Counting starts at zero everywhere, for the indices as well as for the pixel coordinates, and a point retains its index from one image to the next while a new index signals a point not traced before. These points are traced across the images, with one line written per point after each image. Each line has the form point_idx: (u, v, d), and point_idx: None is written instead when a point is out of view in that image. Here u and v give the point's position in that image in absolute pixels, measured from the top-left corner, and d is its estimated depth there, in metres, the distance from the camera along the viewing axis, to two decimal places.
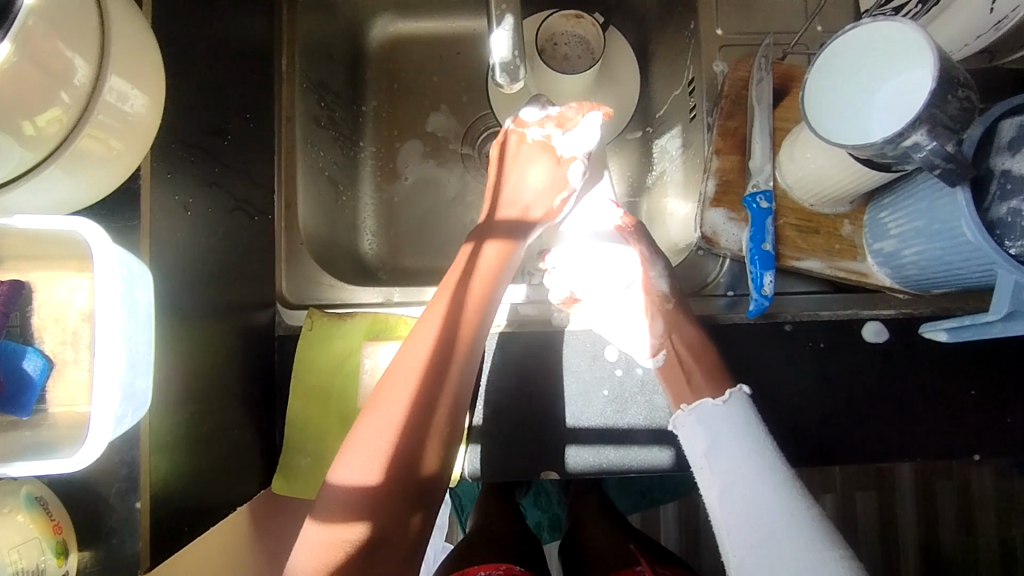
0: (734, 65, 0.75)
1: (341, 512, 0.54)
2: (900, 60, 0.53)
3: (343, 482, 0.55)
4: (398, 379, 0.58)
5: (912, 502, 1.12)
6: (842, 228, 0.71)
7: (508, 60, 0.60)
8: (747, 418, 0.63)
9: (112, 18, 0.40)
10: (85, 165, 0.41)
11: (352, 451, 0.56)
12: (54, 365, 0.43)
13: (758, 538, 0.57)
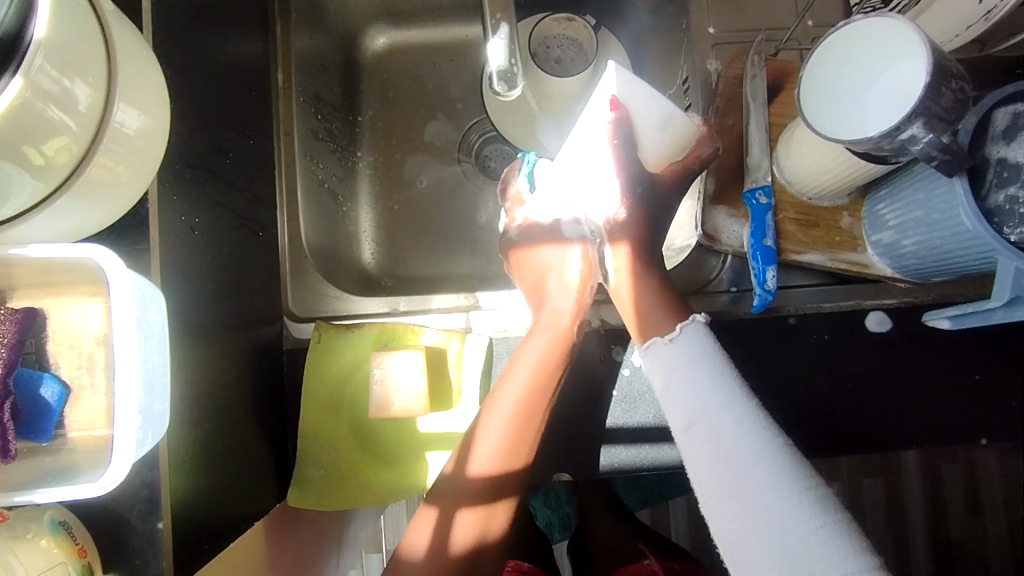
0: (728, 62, 0.76)
1: (469, 498, 0.63)
2: (893, 55, 0.54)
3: (472, 472, 0.63)
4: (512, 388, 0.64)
5: (919, 486, 1.13)
6: (842, 221, 0.71)
7: (503, 68, 0.60)
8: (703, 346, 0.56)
9: (116, 44, 0.40)
10: (97, 191, 0.42)
11: (483, 448, 0.63)
12: (71, 391, 0.43)
13: (722, 474, 0.52)
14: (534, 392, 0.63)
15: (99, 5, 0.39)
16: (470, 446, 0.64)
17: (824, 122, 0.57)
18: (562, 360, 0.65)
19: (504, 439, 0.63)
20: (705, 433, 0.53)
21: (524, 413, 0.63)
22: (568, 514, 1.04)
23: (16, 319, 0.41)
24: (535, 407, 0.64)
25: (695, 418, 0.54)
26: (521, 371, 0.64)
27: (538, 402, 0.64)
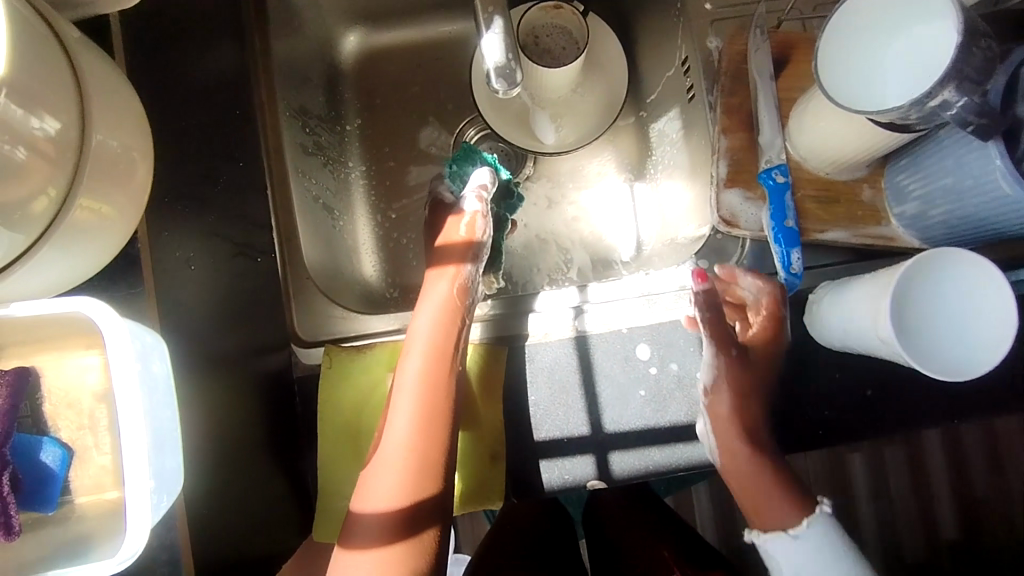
0: (729, 39, 0.72)
1: (373, 538, 0.54)
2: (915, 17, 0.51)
3: (368, 512, 0.55)
4: (395, 415, 0.59)
5: (946, 454, 1.11)
6: (863, 193, 0.69)
7: (503, 64, 0.56)
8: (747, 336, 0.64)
9: (86, 75, 0.37)
10: (83, 236, 0.38)
11: (374, 479, 0.56)
12: (75, 453, 0.40)
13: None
14: (425, 404, 0.59)
15: (64, 35, 0.37)
16: (371, 478, 0.56)
17: (905, 292, 0.55)
18: (438, 391, 0.60)
19: (407, 470, 0.56)
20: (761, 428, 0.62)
21: (392, 440, 0.58)
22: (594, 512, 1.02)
23: (8, 380, 0.38)
24: (434, 434, 0.58)
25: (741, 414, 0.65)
26: (399, 402, 0.59)
27: (416, 430, 0.58)
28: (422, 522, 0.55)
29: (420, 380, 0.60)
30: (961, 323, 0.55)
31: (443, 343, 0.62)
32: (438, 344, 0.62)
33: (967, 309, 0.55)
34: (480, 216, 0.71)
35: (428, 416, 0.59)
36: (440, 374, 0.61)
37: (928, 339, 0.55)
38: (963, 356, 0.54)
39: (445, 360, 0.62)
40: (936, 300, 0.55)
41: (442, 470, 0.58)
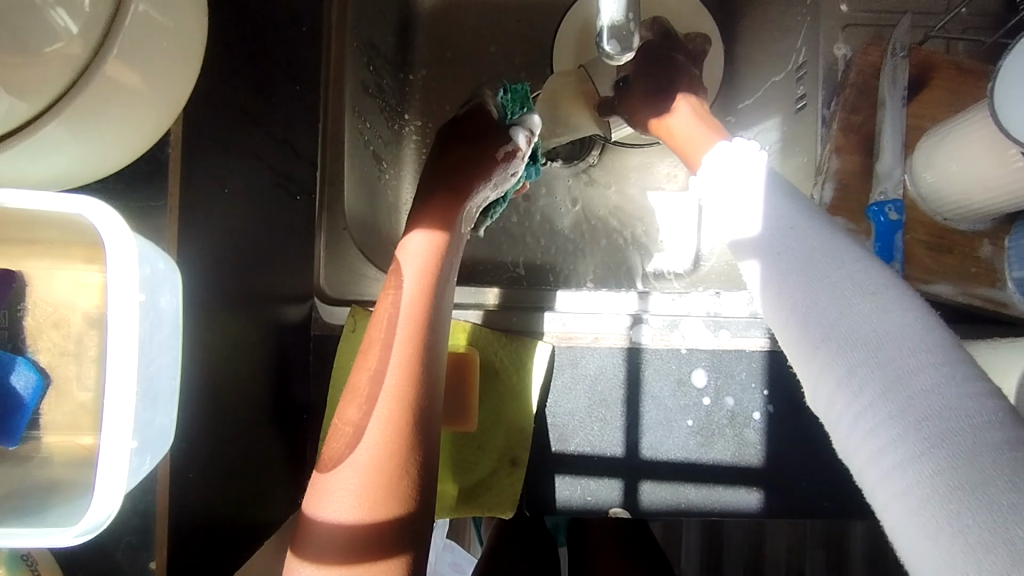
0: (863, 48, 0.64)
1: (330, 556, 0.44)
2: None
3: (322, 522, 0.45)
4: (358, 409, 0.48)
5: None
6: (980, 249, 0.60)
7: (620, 23, 0.47)
8: (810, 255, 0.45)
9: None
10: (101, 118, 0.31)
11: (335, 481, 0.46)
12: (52, 381, 0.33)
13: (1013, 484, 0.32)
14: (395, 394, 0.48)
15: None
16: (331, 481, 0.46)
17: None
18: (412, 382, 0.49)
19: (372, 474, 0.46)
20: (801, 302, 0.44)
21: (349, 425, 0.48)
22: None
23: None
24: (410, 431, 0.48)
25: (797, 297, 0.44)
26: (362, 394, 0.49)
27: (383, 424, 0.47)
28: (396, 542, 0.46)
29: (391, 370, 0.49)
30: None
31: (416, 324, 0.51)
32: (414, 326, 0.51)
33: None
34: (519, 153, 0.65)
35: (399, 413, 0.48)
36: (414, 365, 0.50)
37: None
38: None
39: (421, 346, 0.51)
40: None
41: (416, 474, 0.48)
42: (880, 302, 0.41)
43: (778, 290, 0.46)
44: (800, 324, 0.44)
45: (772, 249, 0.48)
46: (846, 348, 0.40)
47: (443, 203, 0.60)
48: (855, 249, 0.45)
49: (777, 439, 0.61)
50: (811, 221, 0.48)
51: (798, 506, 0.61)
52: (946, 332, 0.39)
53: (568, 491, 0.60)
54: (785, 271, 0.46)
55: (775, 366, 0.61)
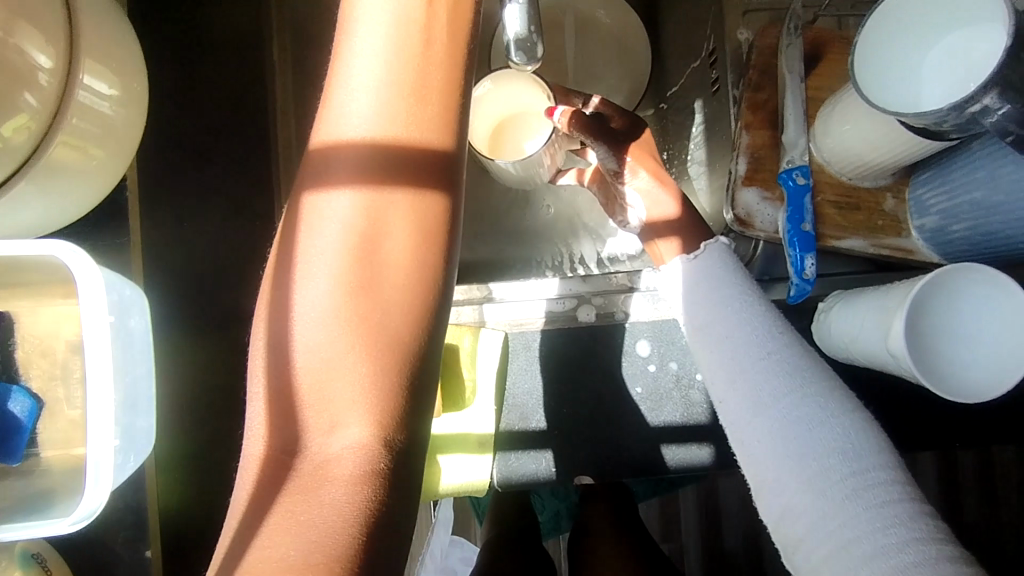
0: (760, 31, 0.69)
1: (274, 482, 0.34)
2: (941, 25, 0.51)
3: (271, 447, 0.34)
4: (275, 350, 0.35)
5: None
6: (885, 202, 0.66)
7: (523, 36, 0.52)
8: (757, 343, 0.49)
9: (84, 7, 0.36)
10: (60, 175, 0.37)
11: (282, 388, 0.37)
12: (45, 403, 0.39)
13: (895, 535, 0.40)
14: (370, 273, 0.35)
15: None
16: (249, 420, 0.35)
17: (922, 306, 0.52)
18: (361, 332, 0.34)
19: (344, 379, 0.34)
20: (741, 385, 0.48)
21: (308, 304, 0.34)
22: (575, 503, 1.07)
23: None
24: (384, 323, 0.35)
25: (733, 378, 0.49)
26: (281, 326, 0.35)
27: (352, 305, 0.35)
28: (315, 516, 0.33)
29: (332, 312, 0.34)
30: (970, 345, 0.53)
31: (364, 246, 0.35)
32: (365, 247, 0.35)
33: (997, 337, 0.52)
34: None
35: (370, 294, 0.35)
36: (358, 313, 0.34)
37: (941, 354, 0.53)
38: (966, 381, 0.53)
39: (377, 280, 0.35)
40: (956, 316, 0.53)
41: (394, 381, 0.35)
42: (820, 398, 0.46)
43: (718, 367, 0.50)
44: (732, 399, 0.49)
45: (711, 330, 0.51)
46: (779, 435, 0.45)
47: (432, 110, 0.35)
48: (795, 338, 0.50)
49: None
50: (757, 307, 0.51)
51: None
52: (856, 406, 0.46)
53: (533, 464, 0.66)
54: (727, 355, 0.49)
55: None
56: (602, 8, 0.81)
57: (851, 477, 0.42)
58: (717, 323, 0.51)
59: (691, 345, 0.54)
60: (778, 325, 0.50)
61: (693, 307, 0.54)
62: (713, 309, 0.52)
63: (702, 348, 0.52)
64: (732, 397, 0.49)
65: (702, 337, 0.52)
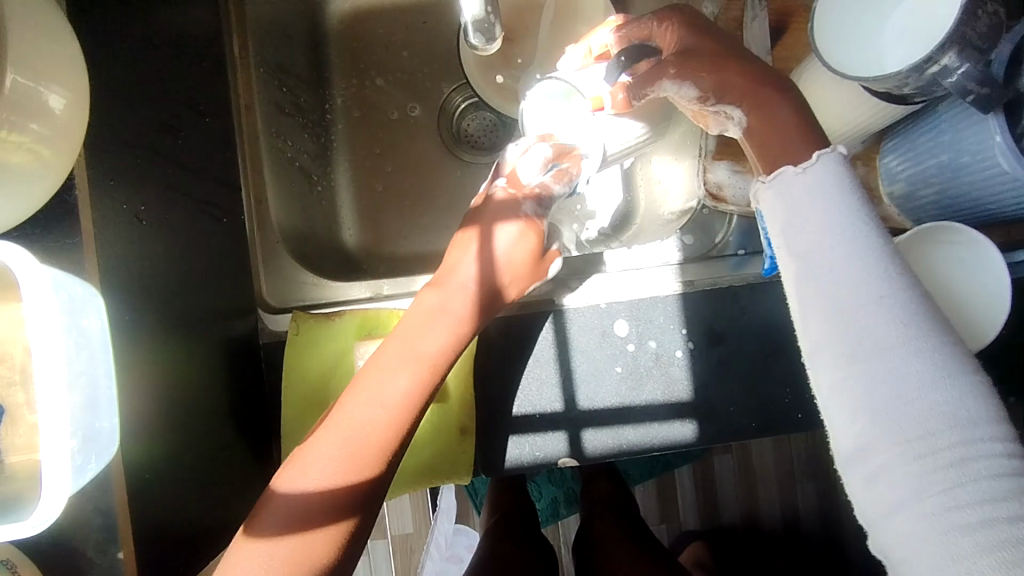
0: (725, 5, 0.69)
1: (288, 519, 0.47)
2: None
3: (288, 490, 0.48)
4: (325, 459, 0.48)
5: None
6: (855, 171, 0.65)
7: (481, 18, 0.52)
8: (871, 293, 0.43)
9: (7, 2, 0.35)
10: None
11: (289, 496, 0.48)
12: (5, 411, 0.38)
13: (969, 517, 0.39)
14: (404, 403, 0.51)
15: None
16: (261, 513, 0.48)
17: (902, 255, 0.53)
18: (420, 366, 0.52)
19: (380, 422, 0.50)
20: (843, 332, 0.44)
21: (341, 432, 0.49)
22: (572, 489, 1.10)
23: None
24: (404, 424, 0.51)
25: (838, 319, 0.44)
26: (365, 391, 0.51)
27: (387, 418, 0.50)
28: (332, 510, 0.48)
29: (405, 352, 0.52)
30: (965, 280, 0.53)
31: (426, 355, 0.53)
32: (407, 403, 0.51)
33: (976, 287, 0.52)
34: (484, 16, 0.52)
35: (412, 395, 0.51)
36: (424, 392, 0.52)
37: (931, 302, 0.53)
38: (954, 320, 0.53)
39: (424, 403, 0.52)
40: (939, 257, 0.53)
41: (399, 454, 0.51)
42: (929, 358, 0.42)
43: (824, 305, 0.45)
44: (828, 342, 0.45)
45: (821, 258, 0.45)
46: (878, 389, 0.42)
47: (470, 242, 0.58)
48: (912, 276, 0.44)
49: (700, 373, 0.66)
50: (873, 234, 0.44)
51: (728, 429, 0.67)
52: (966, 363, 0.42)
53: (519, 450, 0.66)
54: (839, 291, 0.44)
55: (688, 307, 0.67)
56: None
57: (955, 445, 0.40)
58: (828, 251, 0.45)
59: (783, 274, 0.48)
60: (897, 259, 0.44)
61: (797, 236, 0.46)
62: (824, 232, 0.45)
63: (803, 281, 0.46)
64: (830, 342, 0.44)
65: (805, 264, 0.46)
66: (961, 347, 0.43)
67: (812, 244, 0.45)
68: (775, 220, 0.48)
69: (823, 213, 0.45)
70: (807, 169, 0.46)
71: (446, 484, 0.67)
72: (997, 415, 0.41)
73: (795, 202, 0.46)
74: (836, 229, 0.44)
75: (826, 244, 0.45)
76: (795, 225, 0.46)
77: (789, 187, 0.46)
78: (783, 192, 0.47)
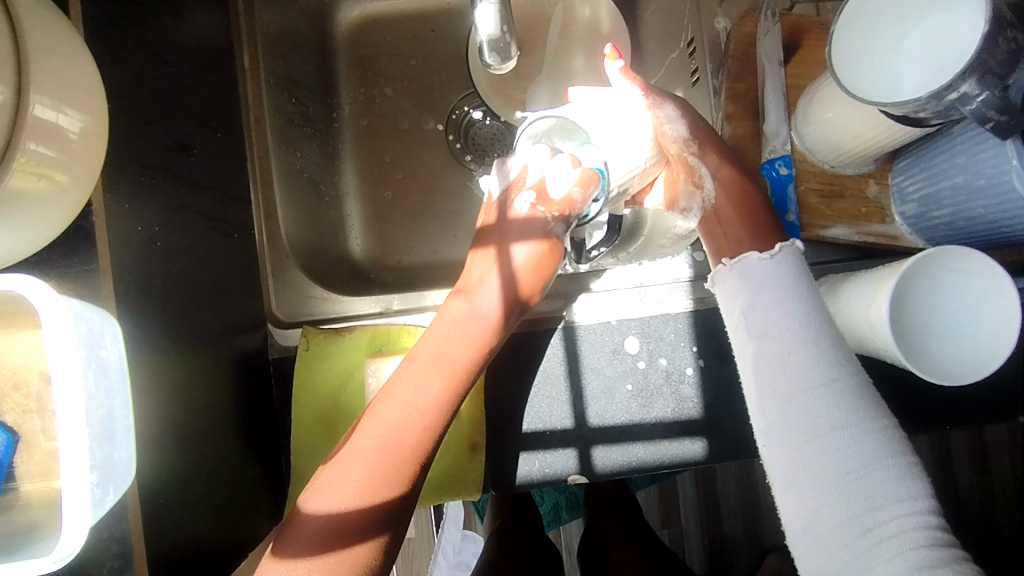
0: (738, 21, 0.69)
1: (316, 541, 0.49)
2: (918, 11, 0.50)
3: (312, 513, 0.50)
4: (348, 482, 0.50)
5: (969, 463, 1.04)
6: (868, 189, 0.65)
7: (497, 36, 0.52)
8: (820, 375, 0.47)
9: (24, 34, 0.35)
10: (15, 208, 0.36)
11: (318, 515, 0.49)
12: (21, 438, 0.38)
13: None
14: (426, 416, 0.52)
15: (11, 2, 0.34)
16: (287, 537, 0.50)
17: (909, 282, 0.52)
18: (441, 392, 0.52)
19: (394, 454, 0.50)
20: (790, 413, 0.47)
21: (359, 458, 0.50)
22: (573, 494, 1.07)
23: None
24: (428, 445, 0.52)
25: (792, 396, 0.47)
26: (382, 408, 0.52)
27: (412, 440, 0.51)
28: (372, 532, 0.50)
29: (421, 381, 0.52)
30: (969, 313, 0.53)
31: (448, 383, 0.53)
32: (420, 413, 0.52)
33: (980, 322, 0.52)
34: (496, 35, 0.52)
35: (429, 424, 0.52)
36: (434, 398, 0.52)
37: (935, 327, 0.53)
38: (957, 353, 0.53)
39: (445, 410, 0.52)
40: (940, 289, 0.53)
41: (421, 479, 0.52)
42: (869, 434, 0.45)
43: (778, 383, 0.48)
44: (782, 415, 0.48)
45: (775, 341, 0.49)
46: (835, 458, 0.45)
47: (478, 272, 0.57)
48: (858, 364, 0.48)
49: (711, 391, 0.66)
50: (823, 322, 0.49)
51: (738, 446, 0.66)
52: (900, 438, 0.46)
53: (528, 467, 0.66)
54: (791, 372, 0.48)
55: (700, 325, 0.67)
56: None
57: (899, 516, 0.44)
58: (781, 332, 0.49)
59: (742, 352, 0.51)
60: (844, 347, 0.49)
61: (755, 318, 0.50)
62: (782, 320, 0.49)
63: (761, 359, 0.49)
64: (779, 420, 0.48)
65: (761, 346, 0.49)
66: (896, 428, 0.46)
67: (767, 327, 0.50)
68: (737, 301, 0.52)
69: (777, 296, 0.50)
70: (772, 257, 0.52)
71: (456, 501, 0.66)
72: (932, 495, 0.44)
73: (752, 287, 0.51)
74: (789, 310, 0.49)
75: (780, 327, 0.49)
76: (751, 308, 0.51)
77: (749, 270, 0.52)
78: (744, 275, 0.52)
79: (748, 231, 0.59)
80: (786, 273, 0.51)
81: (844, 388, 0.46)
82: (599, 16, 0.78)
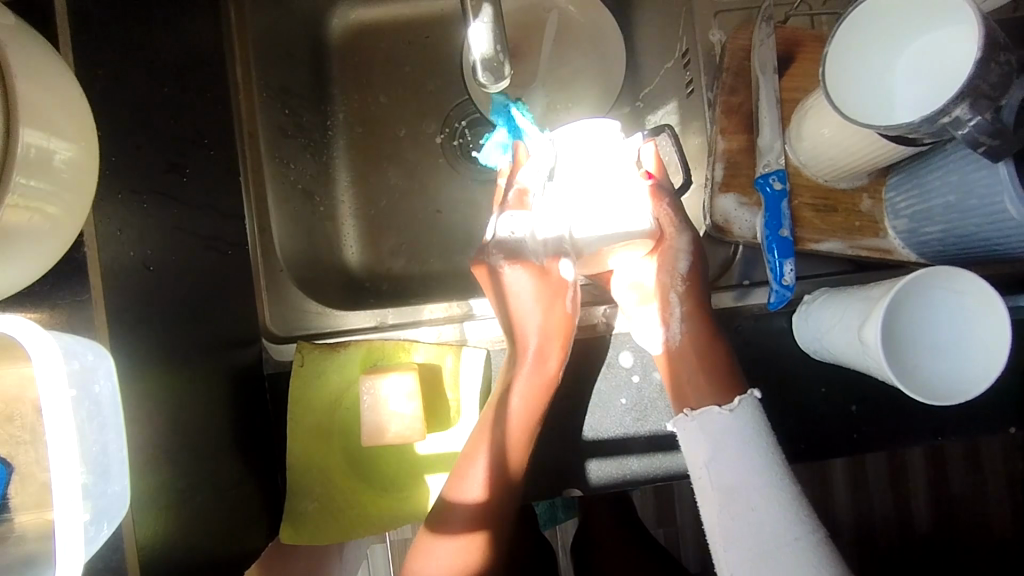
0: (734, 32, 0.69)
1: (468, 528, 0.62)
2: (911, 32, 0.50)
3: (459, 505, 0.62)
4: (485, 476, 0.62)
5: (961, 468, 1.05)
6: (862, 203, 0.65)
7: (491, 56, 0.53)
8: (780, 531, 0.52)
9: (12, 73, 0.35)
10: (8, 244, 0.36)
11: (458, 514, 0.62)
12: (14, 469, 0.40)
13: None
14: (533, 404, 0.62)
15: None
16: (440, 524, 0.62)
17: (897, 301, 0.53)
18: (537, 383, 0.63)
19: (514, 449, 0.62)
20: (754, 562, 0.52)
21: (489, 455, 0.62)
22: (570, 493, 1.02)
23: None
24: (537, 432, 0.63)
25: (757, 558, 0.53)
26: (494, 442, 0.62)
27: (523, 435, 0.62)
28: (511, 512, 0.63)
29: (519, 380, 0.63)
30: (958, 333, 0.53)
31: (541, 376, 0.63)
32: (526, 430, 0.62)
33: (969, 341, 0.53)
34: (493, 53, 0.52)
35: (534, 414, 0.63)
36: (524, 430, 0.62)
37: (924, 345, 0.54)
38: (946, 371, 0.53)
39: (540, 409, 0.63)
40: (928, 308, 0.54)
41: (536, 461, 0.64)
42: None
43: (744, 541, 0.53)
44: (747, 567, 0.53)
45: (737, 491, 0.54)
46: None
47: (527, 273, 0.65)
48: (813, 521, 0.53)
49: None
50: (778, 473, 0.54)
51: None
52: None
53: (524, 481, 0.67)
54: (758, 533, 0.53)
55: None
56: (574, 5, 0.78)
57: None
58: (743, 486, 0.54)
59: (706, 503, 0.56)
60: (799, 499, 0.54)
61: (718, 471, 0.55)
62: (739, 476, 0.54)
63: (726, 512, 0.54)
64: (745, 569, 0.53)
65: (724, 498, 0.55)
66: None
67: (725, 482, 0.55)
68: (699, 452, 0.57)
69: (731, 451, 0.56)
70: (730, 411, 0.57)
71: None
72: None
73: (711, 445, 0.56)
74: (744, 462, 0.55)
75: (739, 484, 0.54)
76: (714, 482, 0.55)
77: (710, 433, 0.57)
78: (705, 436, 0.57)
79: (707, 349, 0.63)
80: (745, 424, 0.57)
81: (790, 534, 0.52)
82: (594, 26, 0.78)
